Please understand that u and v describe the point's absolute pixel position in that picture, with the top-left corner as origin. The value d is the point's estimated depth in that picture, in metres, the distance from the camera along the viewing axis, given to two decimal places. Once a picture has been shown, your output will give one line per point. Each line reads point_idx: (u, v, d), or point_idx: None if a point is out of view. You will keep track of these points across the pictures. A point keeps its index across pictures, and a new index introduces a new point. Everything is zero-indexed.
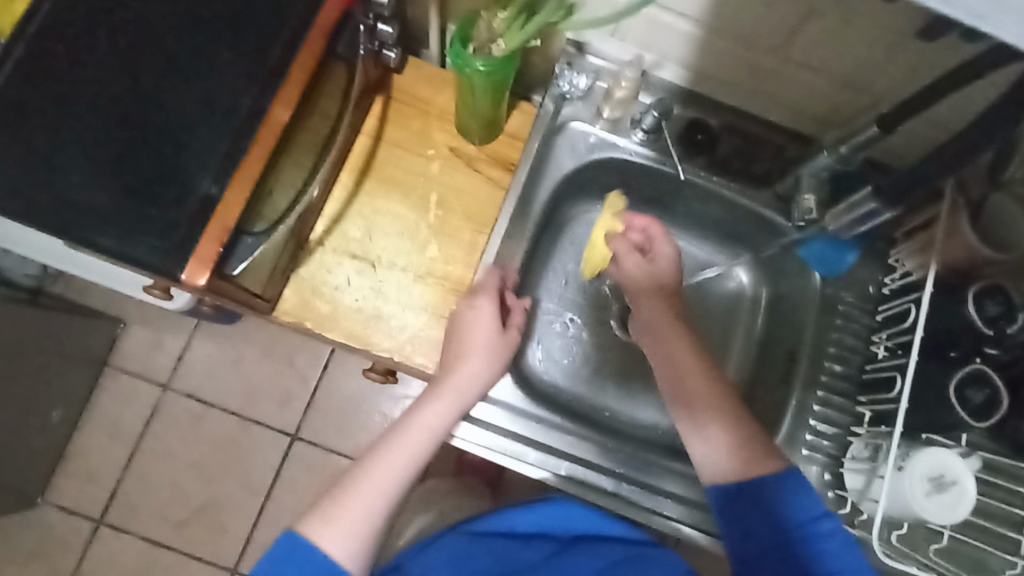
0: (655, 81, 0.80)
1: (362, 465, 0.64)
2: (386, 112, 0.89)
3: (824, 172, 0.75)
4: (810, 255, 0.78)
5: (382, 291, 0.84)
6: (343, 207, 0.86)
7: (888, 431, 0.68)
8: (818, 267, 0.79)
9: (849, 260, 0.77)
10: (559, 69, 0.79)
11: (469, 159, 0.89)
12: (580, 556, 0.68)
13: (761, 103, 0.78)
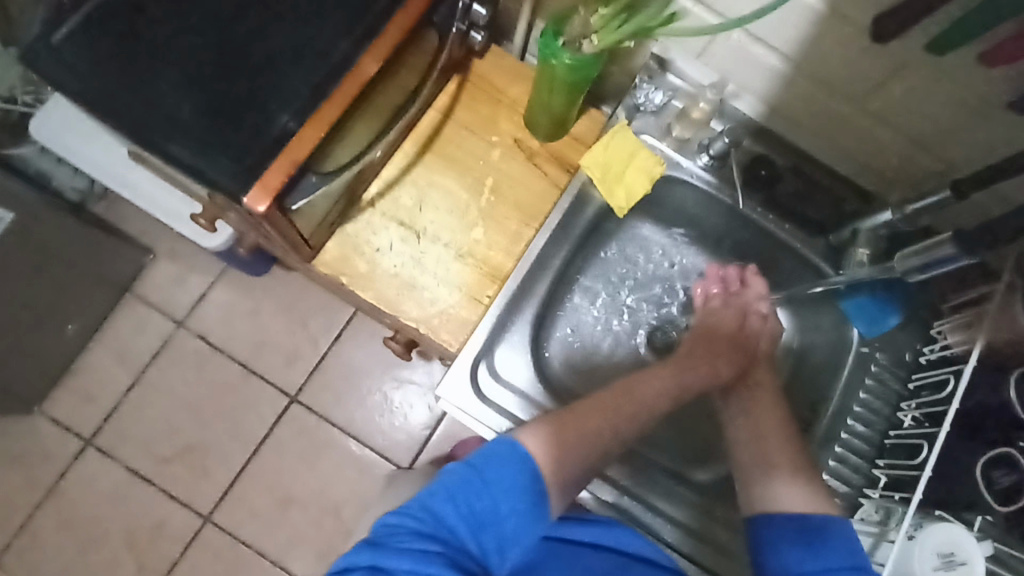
0: (730, 111, 0.80)
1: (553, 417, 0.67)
2: (459, 93, 0.90)
3: (882, 230, 0.76)
4: (852, 310, 0.80)
5: (421, 262, 0.84)
6: (400, 173, 0.87)
7: (903, 498, 0.66)
8: (858, 321, 0.79)
9: (890, 323, 0.78)
10: (638, 81, 0.81)
11: (530, 152, 0.89)
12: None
13: (830, 152, 0.78)
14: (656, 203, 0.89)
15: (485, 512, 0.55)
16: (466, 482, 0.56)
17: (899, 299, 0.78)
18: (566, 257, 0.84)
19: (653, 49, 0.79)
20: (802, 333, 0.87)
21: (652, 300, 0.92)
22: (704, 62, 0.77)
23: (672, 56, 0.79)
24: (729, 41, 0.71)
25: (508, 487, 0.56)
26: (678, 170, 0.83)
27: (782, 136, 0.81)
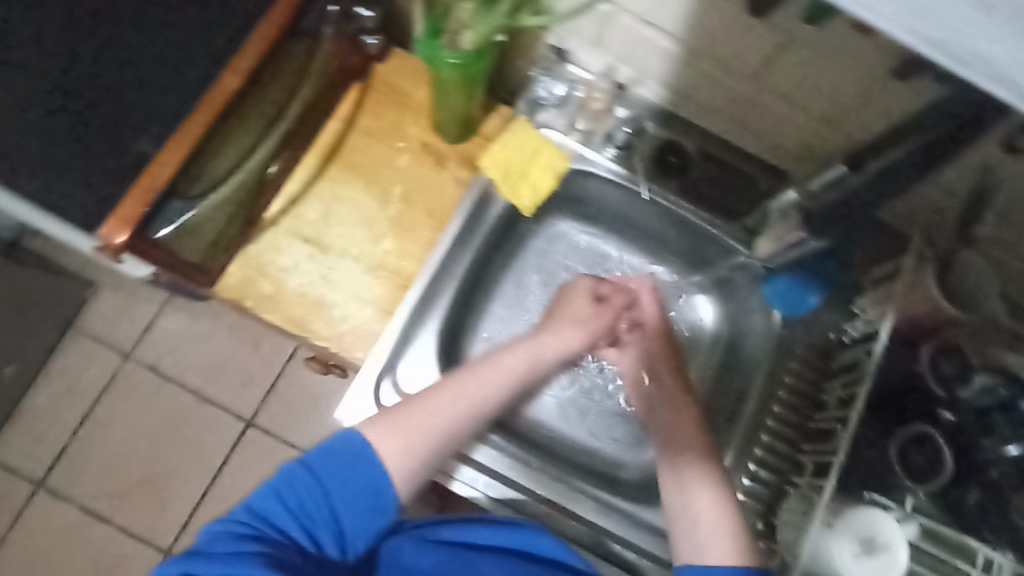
0: (633, 98, 0.78)
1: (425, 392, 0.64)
2: (363, 101, 0.86)
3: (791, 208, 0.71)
4: (772, 293, 0.78)
5: (330, 278, 0.82)
6: (303, 188, 0.83)
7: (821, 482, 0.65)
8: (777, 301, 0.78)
9: (811, 303, 0.76)
10: (535, 75, 0.79)
11: (439, 156, 0.86)
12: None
13: (739, 133, 0.76)
14: (573, 198, 0.86)
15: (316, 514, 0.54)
16: (298, 484, 0.54)
17: (820, 279, 0.75)
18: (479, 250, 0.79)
19: (549, 41, 0.77)
20: (730, 320, 0.85)
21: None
22: (600, 50, 0.74)
23: (569, 47, 0.76)
24: (618, 26, 0.69)
25: (348, 489, 0.55)
26: (585, 163, 0.80)
27: (689, 120, 0.78)
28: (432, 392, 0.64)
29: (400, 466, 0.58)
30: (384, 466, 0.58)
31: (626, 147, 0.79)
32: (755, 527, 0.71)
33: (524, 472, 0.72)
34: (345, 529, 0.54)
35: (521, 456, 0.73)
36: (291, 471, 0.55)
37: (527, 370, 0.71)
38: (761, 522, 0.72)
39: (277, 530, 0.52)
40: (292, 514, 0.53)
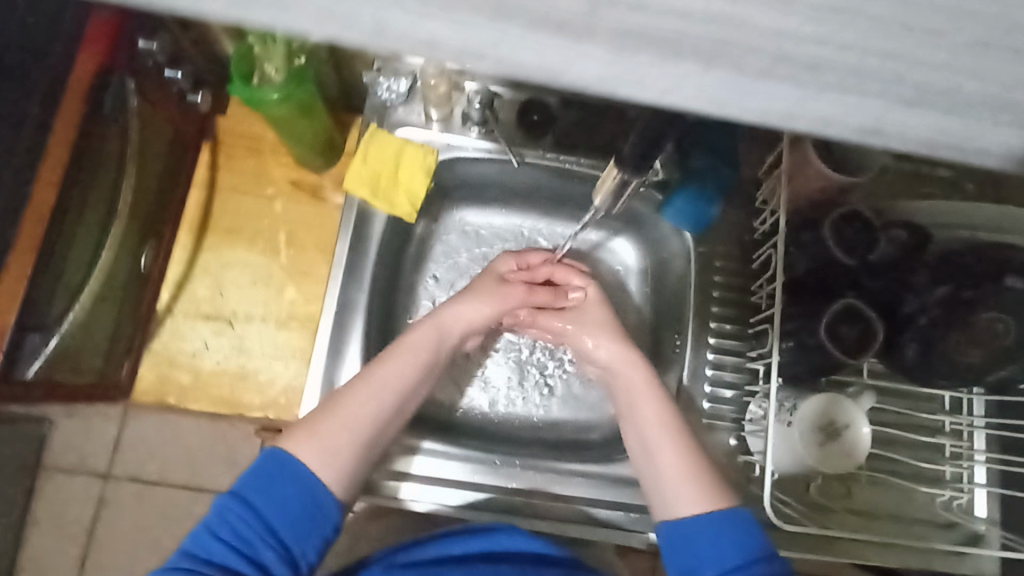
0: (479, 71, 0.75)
1: (345, 389, 0.61)
2: (216, 159, 0.82)
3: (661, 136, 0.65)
4: (675, 214, 0.75)
5: (244, 347, 0.79)
6: (187, 268, 0.80)
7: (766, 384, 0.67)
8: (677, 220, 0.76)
9: (713, 213, 0.74)
10: (371, 78, 0.75)
11: (313, 188, 0.83)
12: None
13: None
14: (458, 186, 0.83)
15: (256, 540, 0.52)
16: (230, 515, 0.53)
17: (716, 188, 0.73)
18: (373, 267, 0.74)
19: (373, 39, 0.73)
20: (650, 250, 0.83)
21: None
22: None
23: None
24: None
25: (281, 505, 0.53)
26: (455, 149, 0.77)
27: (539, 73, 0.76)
28: (346, 390, 0.61)
29: (326, 466, 0.56)
30: (308, 470, 0.55)
31: (484, 121, 0.75)
32: (730, 443, 0.72)
33: (492, 472, 0.71)
34: (287, 542, 0.53)
35: (483, 455, 0.72)
36: (222, 503, 0.54)
37: (442, 337, 0.68)
38: (734, 438, 0.72)
39: (222, 564, 0.51)
40: (231, 546, 0.52)
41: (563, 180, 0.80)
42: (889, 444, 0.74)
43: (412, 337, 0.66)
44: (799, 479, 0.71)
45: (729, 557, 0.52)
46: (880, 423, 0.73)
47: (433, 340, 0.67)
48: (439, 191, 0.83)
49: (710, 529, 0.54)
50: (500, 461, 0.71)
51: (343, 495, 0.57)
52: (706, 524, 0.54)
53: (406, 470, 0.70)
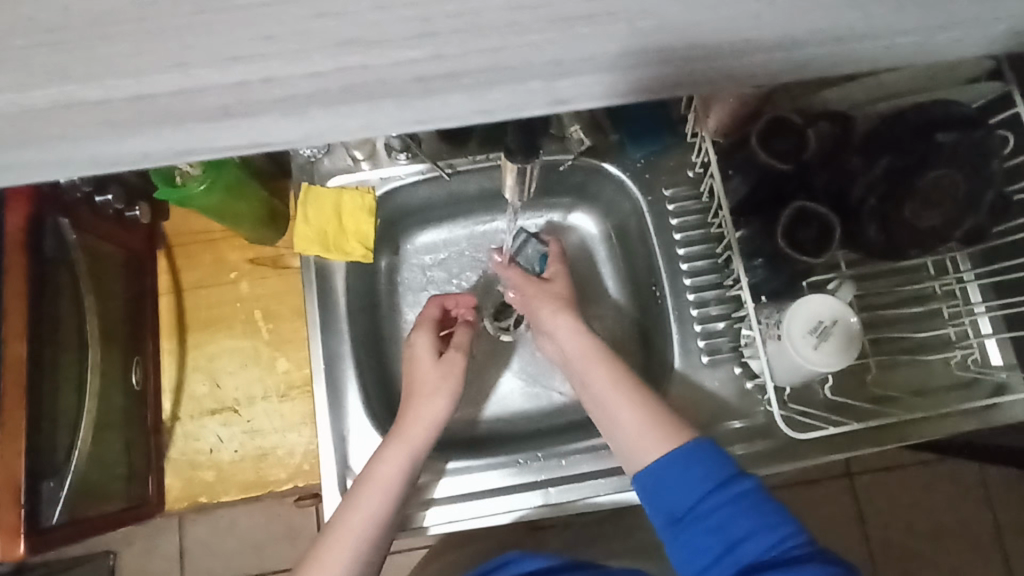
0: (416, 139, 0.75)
1: (356, 483, 0.66)
2: (174, 262, 0.84)
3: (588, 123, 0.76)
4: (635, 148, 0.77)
5: (256, 429, 0.81)
6: (180, 372, 0.82)
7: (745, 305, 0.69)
8: (642, 162, 0.79)
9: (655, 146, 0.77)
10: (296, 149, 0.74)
11: (273, 259, 0.85)
12: (687, 541, 0.54)
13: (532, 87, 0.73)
14: (407, 215, 0.84)
15: (701, 550, 0.53)
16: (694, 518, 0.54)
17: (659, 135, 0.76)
18: (346, 317, 0.75)
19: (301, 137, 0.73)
20: (607, 214, 0.85)
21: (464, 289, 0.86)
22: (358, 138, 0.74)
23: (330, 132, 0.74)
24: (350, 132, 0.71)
25: (682, 538, 0.54)
26: (390, 182, 0.78)
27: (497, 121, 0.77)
28: (353, 494, 0.65)
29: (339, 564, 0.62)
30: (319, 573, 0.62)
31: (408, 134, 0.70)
32: (735, 372, 0.74)
33: (520, 472, 0.72)
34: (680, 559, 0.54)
35: (506, 458, 0.73)
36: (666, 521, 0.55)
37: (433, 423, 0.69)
38: (737, 365, 0.75)
39: (702, 543, 0.53)
40: (708, 549, 0.53)
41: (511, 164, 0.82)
42: (891, 325, 0.74)
43: (403, 428, 0.68)
44: (806, 388, 0.72)
45: (710, 479, 0.55)
46: (874, 307, 0.73)
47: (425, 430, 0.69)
48: (389, 225, 0.84)
49: (676, 466, 0.56)
50: (524, 459, 0.72)
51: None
52: (676, 458, 0.56)
53: (439, 494, 0.71)
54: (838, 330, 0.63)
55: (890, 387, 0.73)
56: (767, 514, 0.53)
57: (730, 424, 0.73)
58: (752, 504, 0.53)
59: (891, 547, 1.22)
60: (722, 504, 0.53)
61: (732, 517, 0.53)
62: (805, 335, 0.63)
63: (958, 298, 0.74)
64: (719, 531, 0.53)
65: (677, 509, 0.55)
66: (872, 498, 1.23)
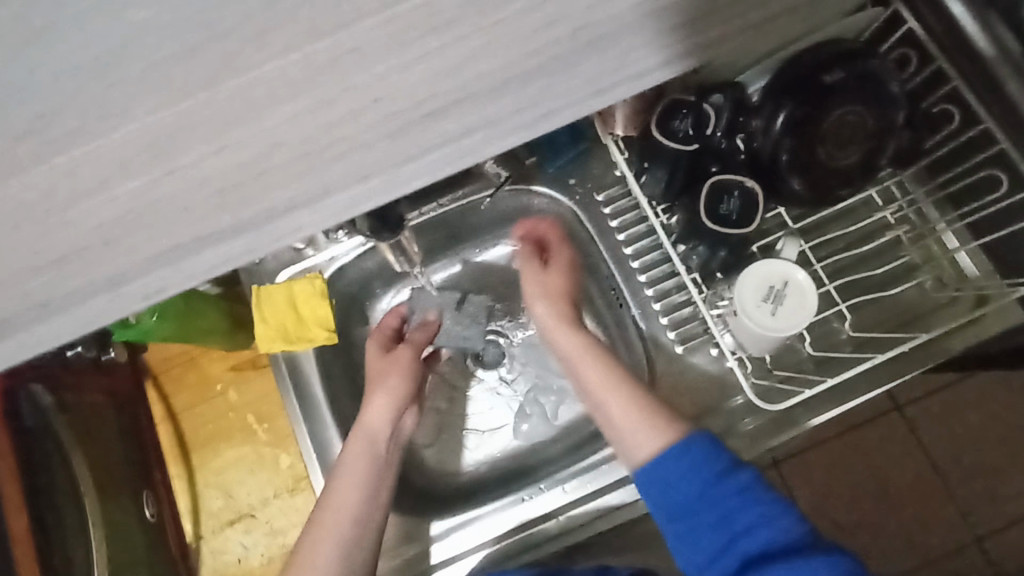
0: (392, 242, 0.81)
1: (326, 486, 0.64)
2: (163, 390, 0.87)
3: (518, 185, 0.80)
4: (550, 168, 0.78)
5: (276, 528, 0.83)
6: (193, 493, 0.85)
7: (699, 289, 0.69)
8: (565, 173, 0.80)
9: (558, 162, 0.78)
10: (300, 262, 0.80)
11: (252, 361, 0.87)
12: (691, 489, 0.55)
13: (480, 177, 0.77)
14: (363, 288, 0.86)
15: (708, 512, 0.54)
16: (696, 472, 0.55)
17: (563, 160, 0.78)
18: (326, 401, 0.77)
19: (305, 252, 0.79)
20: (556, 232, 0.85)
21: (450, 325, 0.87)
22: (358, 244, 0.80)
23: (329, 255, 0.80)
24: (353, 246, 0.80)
25: (693, 498, 0.55)
26: (338, 261, 0.80)
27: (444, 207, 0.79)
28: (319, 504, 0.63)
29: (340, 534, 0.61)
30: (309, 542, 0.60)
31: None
32: (713, 354, 0.74)
33: (529, 506, 0.73)
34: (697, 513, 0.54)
35: (509, 499, 0.74)
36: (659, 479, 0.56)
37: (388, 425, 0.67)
38: (713, 347, 0.74)
39: (694, 498, 0.55)
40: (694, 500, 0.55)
41: (438, 220, 0.81)
42: (854, 265, 0.73)
43: (357, 438, 0.65)
44: (786, 350, 0.71)
45: (709, 471, 0.55)
46: (831, 252, 0.73)
47: (385, 421, 0.67)
48: (351, 301, 0.85)
49: (673, 462, 0.56)
50: (529, 493, 0.73)
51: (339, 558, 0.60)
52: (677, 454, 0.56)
53: (437, 532, 0.73)
54: (792, 288, 0.62)
55: (872, 326, 0.71)
56: (767, 505, 0.54)
57: (723, 405, 0.72)
58: (754, 497, 0.54)
59: (955, 469, 1.20)
60: (729, 493, 0.54)
61: (741, 503, 0.53)
62: (760, 303, 0.62)
63: (914, 221, 0.73)
64: (719, 526, 0.54)
65: (687, 492, 0.55)
66: (888, 430, 1.22)
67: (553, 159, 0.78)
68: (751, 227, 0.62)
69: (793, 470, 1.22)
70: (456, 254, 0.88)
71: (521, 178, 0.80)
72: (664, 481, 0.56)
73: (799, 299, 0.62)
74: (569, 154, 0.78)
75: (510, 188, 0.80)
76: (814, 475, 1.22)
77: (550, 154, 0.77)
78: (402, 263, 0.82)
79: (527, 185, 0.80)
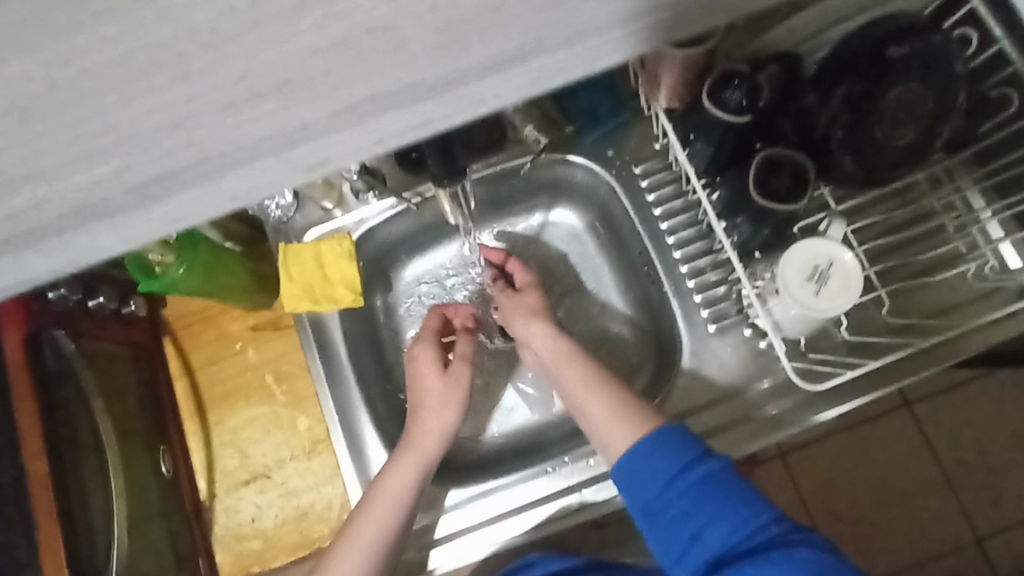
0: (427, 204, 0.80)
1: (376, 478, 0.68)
2: (181, 346, 0.86)
3: (554, 154, 0.78)
4: (589, 137, 0.77)
5: (291, 490, 0.82)
6: (207, 451, 0.84)
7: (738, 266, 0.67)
8: (603, 144, 0.78)
9: (597, 132, 0.77)
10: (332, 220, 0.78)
11: (273, 321, 0.86)
12: (656, 479, 0.55)
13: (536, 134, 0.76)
14: (389, 252, 0.84)
15: (672, 504, 0.54)
16: (661, 463, 0.56)
17: (603, 131, 0.77)
18: (349, 363, 0.76)
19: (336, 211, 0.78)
20: (588, 205, 0.84)
21: (472, 286, 0.86)
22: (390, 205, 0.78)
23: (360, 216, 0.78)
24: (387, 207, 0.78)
25: (659, 488, 0.55)
26: (367, 222, 0.79)
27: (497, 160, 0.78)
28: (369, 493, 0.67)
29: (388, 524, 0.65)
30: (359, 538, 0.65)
31: (365, 169, 0.70)
32: (746, 334, 0.72)
33: (552, 479, 0.72)
34: (663, 505, 0.54)
35: (531, 472, 0.73)
36: (633, 475, 0.57)
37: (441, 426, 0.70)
38: (747, 327, 0.73)
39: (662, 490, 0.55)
40: (660, 491, 0.55)
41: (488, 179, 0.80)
42: (896, 251, 0.71)
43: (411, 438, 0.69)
44: (821, 334, 0.70)
45: (675, 463, 0.55)
46: (872, 237, 0.71)
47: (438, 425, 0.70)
48: (377, 265, 0.84)
49: (644, 457, 0.57)
50: (553, 466, 0.72)
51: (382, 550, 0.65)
52: (646, 451, 0.57)
53: (452, 503, 0.73)
54: (835, 266, 0.61)
55: (911, 314, 0.70)
56: (732, 495, 0.53)
57: (753, 386, 0.71)
58: (718, 485, 0.54)
59: (966, 469, 1.20)
60: (686, 490, 0.54)
61: (698, 501, 0.53)
62: (804, 281, 0.61)
63: (959, 208, 0.71)
64: (686, 518, 0.53)
65: (652, 486, 0.56)
66: (896, 425, 1.21)
67: (594, 129, 0.76)
68: (801, 203, 0.61)
69: (798, 461, 1.22)
70: (485, 223, 0.87)
71: (557, 147, 0.78)
72: (633, 476, 0.57)
73: (843, 277, 0.61)
74: (609, 126, 0.76)
75: (547, 156, 0.78)
76: (818, 465, 1.21)
77: (590, 124, 0.75)
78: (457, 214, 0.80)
79: (564, 154, 0.78)
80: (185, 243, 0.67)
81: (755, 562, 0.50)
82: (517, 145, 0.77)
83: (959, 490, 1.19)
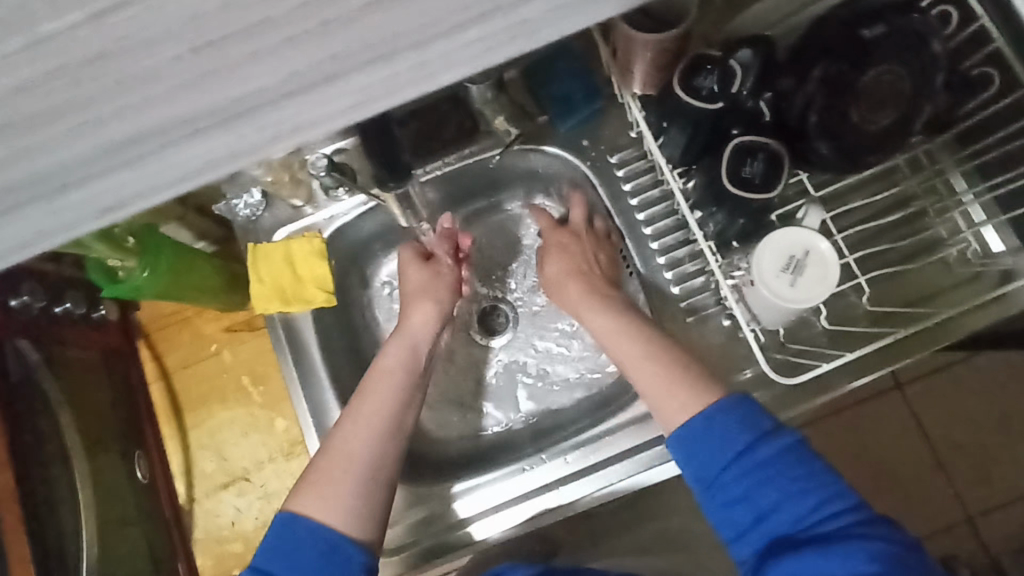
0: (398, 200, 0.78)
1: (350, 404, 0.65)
2: (157, 350, 0.85)
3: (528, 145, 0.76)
4: (562, 126, 0.75)
5: (270, 492, 0.81)
6: (186, 454, 0.83)
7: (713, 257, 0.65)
8: (578, 133, 0.76)
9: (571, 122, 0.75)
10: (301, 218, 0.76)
11: (247, 322, 0.85)
12: (718, 457, 0.54)
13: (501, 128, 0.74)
14: (363, 249, 0.82)
15: (733, 487, 0.52)
16: (723, 440, 0.54)
17: (576, 120, 0.75)
18: (322, 363, 0.75)
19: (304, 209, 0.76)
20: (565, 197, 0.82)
21: None
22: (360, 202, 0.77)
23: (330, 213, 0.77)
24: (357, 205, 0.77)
25: (720, 468, 0.53)
26: (337, 219, 0.77)
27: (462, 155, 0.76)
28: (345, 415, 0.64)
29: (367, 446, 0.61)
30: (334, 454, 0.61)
31: (332, 164, 0.68)
32: (724, 325, 0.71)
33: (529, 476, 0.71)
34: (725, 486, 0.53)
35: (509, 469, 0.72)
36: (690, 451, 0.55)
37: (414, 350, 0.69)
38: (725, 318, 0.71)
39: (723, 469, 0.53)
40: (722, 471, 0.53)
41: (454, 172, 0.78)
42: (875, 238, 0.70)
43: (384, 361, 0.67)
44: (800, 324, 0.69)
45: (733, 447, 0.53)
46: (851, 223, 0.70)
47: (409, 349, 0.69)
48: (351, 263, 0.82)
49: (704, 432, 0.55)
50: (530, 463, 0.72)
51: (364, 475, 0.60)
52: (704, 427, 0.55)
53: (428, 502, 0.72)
54: (812, 257, 0.59)
55: (890, 302, 0.69)
56: (799, 480, 0.51)
57: (733, 378, 0.69)
58: (790, 464, 0.52)
59: (955, 450, 1.19)
60: (749, 471, 0.52)
61: (762, 486, 0.51)
62: (779, 273, 0.60)
63: (941, 192, 0.69)
64: (745, 501, 0.52)
65: (714, 463, 0.54)
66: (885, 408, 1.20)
67: (566, 119, 0.74)
68: (774, 192, 0.59)
69: None
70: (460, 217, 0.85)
71: (531, 137, 0.77)
72: (691, 452, 0.55)
73: (819, 268, 0.59)
74: (582, 115, 0.74)
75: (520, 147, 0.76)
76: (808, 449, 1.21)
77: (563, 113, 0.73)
78: (415, 215, 0.77)
79: (538, 145, 0.77)
80: (147, 247, 0.66)
81: (809, 553, 0.48)
82: (490, 137, 0.75)
83: (948, 471, 1.19)
